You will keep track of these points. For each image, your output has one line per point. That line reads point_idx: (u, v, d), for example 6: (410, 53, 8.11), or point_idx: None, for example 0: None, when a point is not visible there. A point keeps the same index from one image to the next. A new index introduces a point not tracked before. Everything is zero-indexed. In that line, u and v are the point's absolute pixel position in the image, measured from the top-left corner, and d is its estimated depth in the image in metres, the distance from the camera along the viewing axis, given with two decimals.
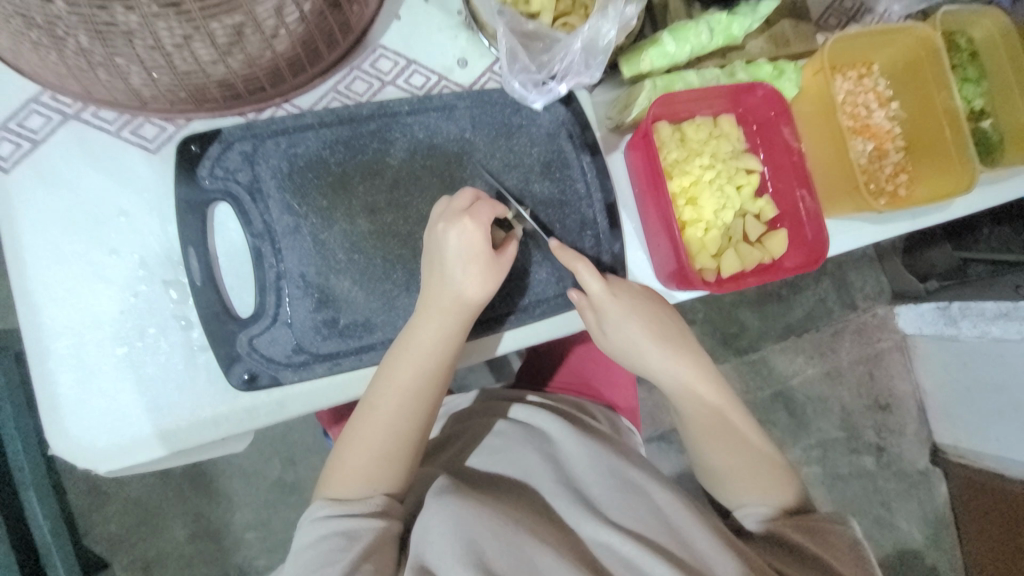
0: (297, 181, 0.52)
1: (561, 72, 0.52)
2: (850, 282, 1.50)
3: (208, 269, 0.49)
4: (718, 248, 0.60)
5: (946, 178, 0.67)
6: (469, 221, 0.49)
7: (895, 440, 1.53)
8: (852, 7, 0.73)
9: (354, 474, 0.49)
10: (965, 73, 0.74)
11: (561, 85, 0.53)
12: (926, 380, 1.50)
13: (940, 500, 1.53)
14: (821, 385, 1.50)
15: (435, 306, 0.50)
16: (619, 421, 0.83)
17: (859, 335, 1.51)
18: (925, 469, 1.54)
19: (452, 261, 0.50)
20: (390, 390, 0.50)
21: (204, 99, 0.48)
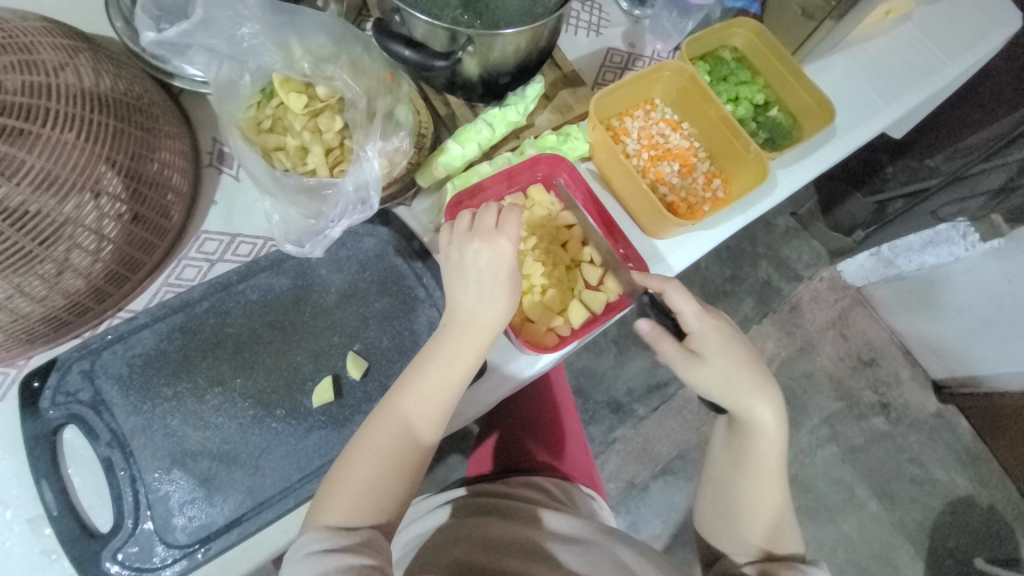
0: (140, 380, 0.54)
1: (338, 214, 0.57)
2: (788, 257, 1.54)
3: (63, 497, 0.50)
4: (562, 303, 0.64)
5: (749, 172, 0.73)
6: (498, 240, 0.55)
7: (895, 391, 1.51)
8: (622, 60, 0.83)
9: (342, 511, 0.50)
10: (740, 77, 0.83)
11: (338, 225, 0.58)
12: (897, 324, 1.51)
13: (966, 437, 1.50)
14: (800, 364, 1.49)
15: (460, 327, 0.54)
16: (573, 489, 0.80)
17: (817, 303, 1.53)
18: (938, 410, 1.51)
19: (475, 276, 0.55)
20: (360, 469, 0.51)
21: (35, 335, 0.53)
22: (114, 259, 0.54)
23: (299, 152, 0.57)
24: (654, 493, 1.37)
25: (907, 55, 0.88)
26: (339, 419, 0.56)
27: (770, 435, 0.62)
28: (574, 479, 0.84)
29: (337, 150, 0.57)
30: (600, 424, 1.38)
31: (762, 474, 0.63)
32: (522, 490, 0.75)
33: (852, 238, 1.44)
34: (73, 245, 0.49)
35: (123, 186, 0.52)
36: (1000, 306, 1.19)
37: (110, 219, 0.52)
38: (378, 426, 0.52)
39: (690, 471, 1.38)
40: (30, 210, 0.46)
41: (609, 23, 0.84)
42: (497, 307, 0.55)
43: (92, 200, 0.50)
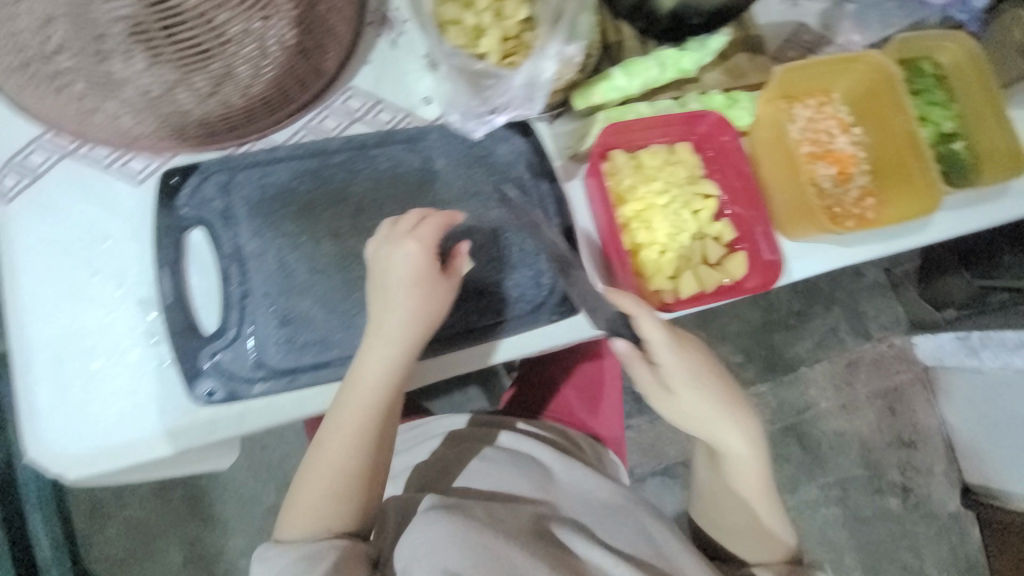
0: (267, 209, 0.56)
1: (502, 105, 0.56)
2: (863, 312, 1.43)
3: (178, 288, 0.52)
4: (675, 270, 0.61)
5: (912, 201, 0.67)
6: (407, 251, 0.52)
7: (921, 479, 1.42)
8: (811, 40, 0.75)
9: (311, 506, 0.55)
10: (932, 97, 0.74)
11: (498, 117, 0.58)
12: (952, 415, 1.40)
13: (974, 547, 1.41)
14: (837, 420, 1.40)
15: (378, 333, 0.53)
16: (602, 452, 0.84)
17: (876, 367, 1.43)
18: (956, 511, 1.42)
19: (395, 285, 0.53)
20: (349, 418, 0.53)
21: (185, 136, 0.53)
22: (267, 84, 0.53)
23: (474, 32, 0.54)
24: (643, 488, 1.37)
25: None
26: None
27: (750, 455, 0.64)
28: (602, 442, 0.87)
29: (513, 41, 0.54)
30: None
31: (744, 489, 0.65)
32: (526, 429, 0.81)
33: (941, 316, 1.32)
34: (243, 56, 0.47)
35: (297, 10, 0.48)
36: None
37: (273, 45, 0.49)
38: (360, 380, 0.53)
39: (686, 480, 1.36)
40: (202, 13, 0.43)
41: None
42: (396, 309, 0.53)
43: (262, 21, 0.46)
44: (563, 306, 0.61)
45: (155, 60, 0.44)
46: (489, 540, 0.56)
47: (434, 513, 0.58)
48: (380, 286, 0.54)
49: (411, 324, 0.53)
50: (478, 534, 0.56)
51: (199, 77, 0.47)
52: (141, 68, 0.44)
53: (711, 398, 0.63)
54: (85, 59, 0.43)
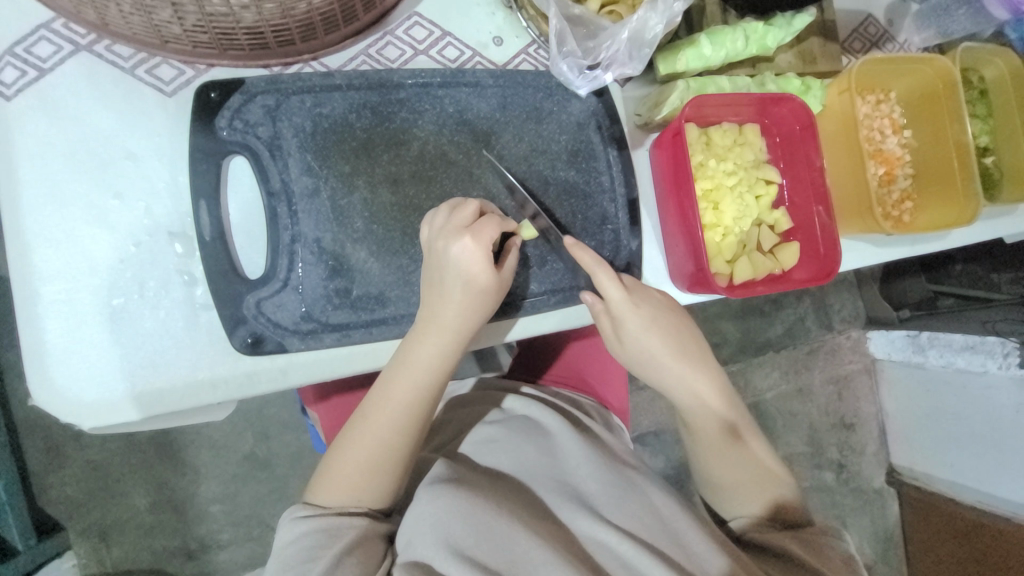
0: (319, 143, 0.50)
1: (605, 61, 0.51)
2: (830, 305, 1.48)
3: (218, 225, 0.47)
4: (732, 254, 0.61)
5: (948, 209, 0.70)
6: (473, 241, 0.48)
7: (856, 458, 1.53)
8: (875, 33, 0.75)
9: (342, 485, 0.51)
10: (974, 110, 0.76)
11: (604, 75, 0.52)
12: (890, 404, 1.51)
13: (892, 520, 1.54)
14: (793, 401, 1.49)
15: (435, 323, 0.49)
16: (613, 421, 0.79)
17: (832, 356, 1.50)
18: (880, 487, 1.55)
19: (455, 275, 0.49)
20: (397, 396, 0.50)
21: (230, 45, 0.46)
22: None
23: None
24: None
25: None
26: None
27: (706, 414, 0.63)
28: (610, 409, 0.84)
29: None
30: None
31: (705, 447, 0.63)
32: (530, 393, 0.74)
33: (897, 314, 1.38)
34: None
35: None
36: (996, 427, 1.24)
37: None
38: (410, 356, 0.50)
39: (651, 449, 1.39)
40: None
41: None
42: (455, 300, 0.49)
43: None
44: (624, 278, 0.60)
45: None
46: (489, 516, 0.51)
47: (439, 485, 0.53)
48: (437, 274, 0.50)
49: (472, 315, 0.50)
50: (480, 511, 0.51)
51: None
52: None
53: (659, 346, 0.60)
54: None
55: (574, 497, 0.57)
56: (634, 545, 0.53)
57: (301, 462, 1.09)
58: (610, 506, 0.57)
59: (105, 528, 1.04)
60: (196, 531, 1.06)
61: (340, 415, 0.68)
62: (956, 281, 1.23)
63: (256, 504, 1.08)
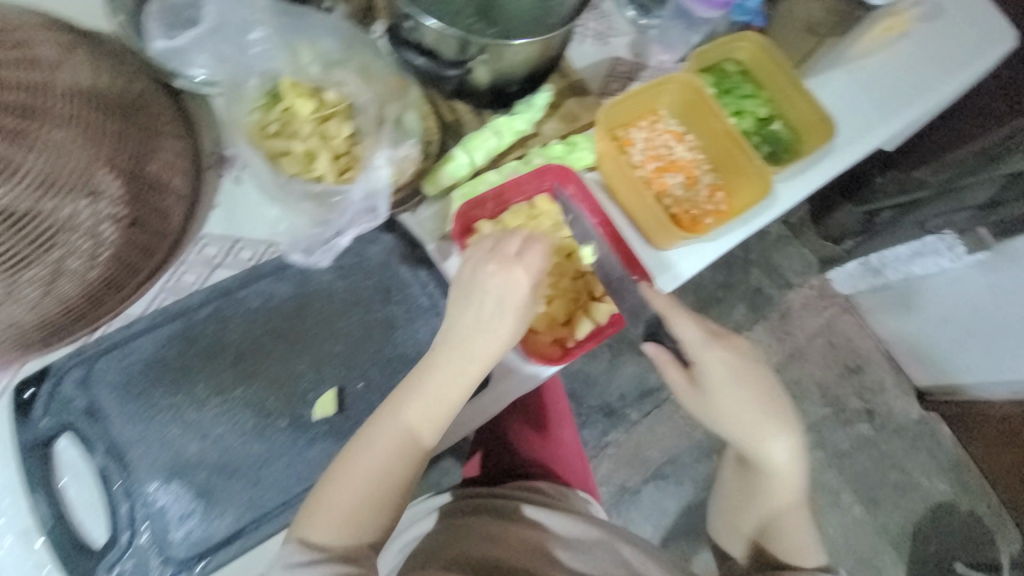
0: (137, 389, 0.53)
1: (347, 222, 0.58)
2: (778, 265, 1.50)
3: (57, 508, 0.49)
4: (567, 314, 0.64)
5: (752, 186, 0.74)
6: (518, 268, 0.56)
7: (879, 399, 1.48)
8: (628, 69, 0.84)
9: (335, 516, 0.51)
10: (743, 91, 0.83)
11: (342, 238, 0.59)
12: (882, 331, 1.47)
13: (948, 444, 1.46)
14: (790, 370, 1.46)
15: (462, 351, 0.54)
16: (572, 492, 0.80)
17: (808, 309, 1.49)
18: (921, 417, 1.47)
19: (495, 300, 0.55)
20: (404, 447, 0.53)
21: (31, 342, 0.51)
22: (102, 268, 0.51)
23: (305, 158, 0.56)
24: (642, 499, 1.29)
25: (906, 73, 0.86)
26: (341, 431, 0.56)
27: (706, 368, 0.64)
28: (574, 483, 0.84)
29: (346, 157, 0.56)
30: (593, 428, 1.29)
31: (712, 391, 0.64)
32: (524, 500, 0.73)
33: (843, 247, 1.43)
34: (79, 240, 0.48)
35: (123, 189, 0.51)
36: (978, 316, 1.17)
37: (99, 226, 0.49)
38: (403, 411, 0.53)
39: (677, 479, 1.31)
40: (24, 216, 0.45)
41: (615, 32, 0.85)
42: (482, 331, 0.55)
43: (78, 206, 0.47)
44: None
45: None
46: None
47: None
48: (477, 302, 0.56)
49: (492, 345, 0.55)
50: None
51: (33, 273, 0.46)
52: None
53: (752, 403, 0.64)
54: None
55: None
56: None
57: None
58: None
59: None
60: None
61: None
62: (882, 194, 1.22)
63: None
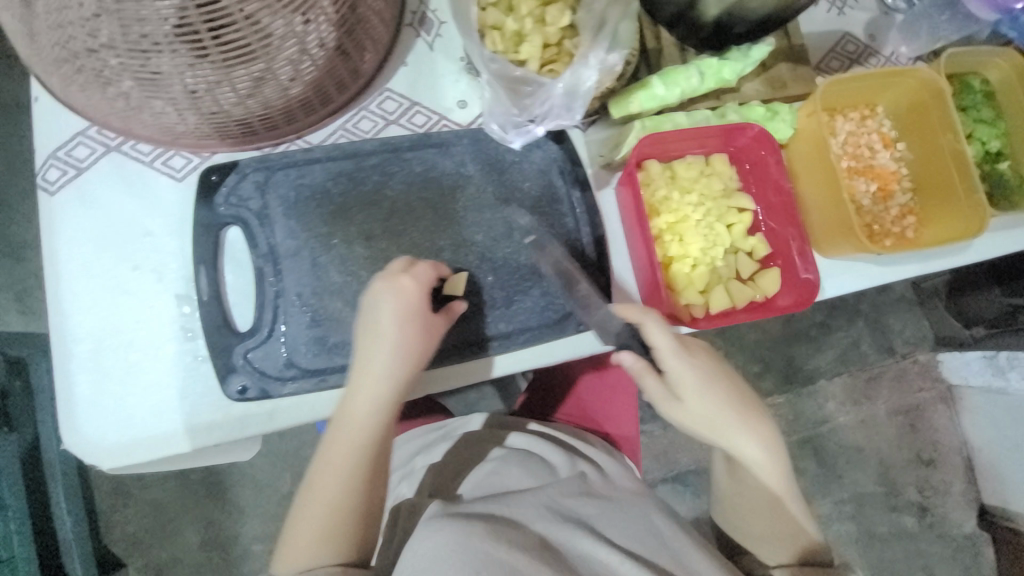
0: (301, 209, 0.56)
1: (541, 115, 0.56)
2: (888, 325, 1.33)
3: (215, 285, 0.54)
4: (706, 284, 0.61)
5: (957, 221, 0.64)
6: (399, 282, 0.52)
7: (938, 500, 1.32)
8: (855, 50, 0.73)
9: (303, 543, 0.51)
10: (979, 115, 0.69)
11: (540, 127, 0.58)
12: (975, 435, 1.30)
13: (990, 572, 1.31)
14: (854, 434, 1.31)
15: (365, 365, 0.51)
16: (617, 453, 0.80)
17: (899, 382, 1.32)
18: (971, 533, 1.32)
19: (385, 320, 0.51)
20: (341, 447, 0.51)
21: (227, 134, 0.54)
22: (303, 87, 0.53)
23: (514, 39, 0.53)
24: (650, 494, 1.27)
25: None
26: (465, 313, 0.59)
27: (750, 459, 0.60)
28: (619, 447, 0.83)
29: (555, 48, 0.53)
30: None
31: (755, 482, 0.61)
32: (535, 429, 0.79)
33: (970, 333, 1.22)
34: (289, 55, 0.48)
35: (336, 13, 0.49)
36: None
37: (306, 50, 0.49)
38: (362, 398, 0.51)
39: (696, 489, 1.27)
40: (231, 15, 0.43)
41: (860, 5, 0.74)
42: (387, 344, 0.51)
43: (299, 23, 0.46)
44: None
45: (193, 63, 0.45)
46: (486, 544, 0.52)
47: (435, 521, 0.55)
48: (370, 325, 0.52)
49: (399, 359, 0.51)
50: (476, 539, 0.53)
51: (241, 74, 0.47)
52: (173, 68, 0.45)
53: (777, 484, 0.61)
54: (124, 59, 0.44)
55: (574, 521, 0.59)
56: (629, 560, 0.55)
57: None
58: (606, 524, 0.60)
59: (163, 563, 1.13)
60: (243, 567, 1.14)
61: None
62: None
63: None
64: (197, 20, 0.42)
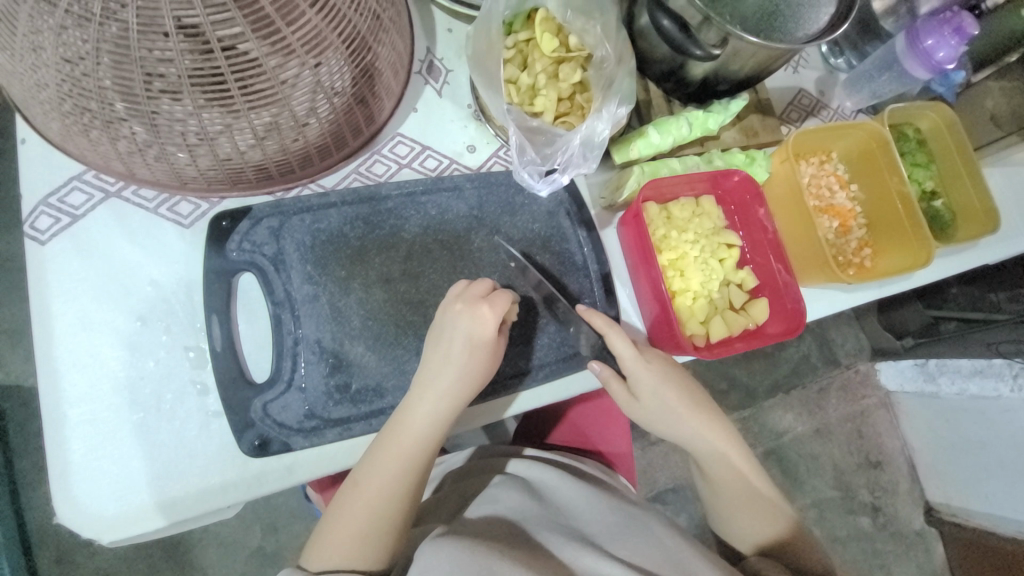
0: (318, 255, 0.57)
1: (562, 163, 0.57)
2: (831, 340, 1.41)
3: (229, 337, 0.53)
4: (705, 316, 0.65)
5: (906, 253, 0.74)
6: (483, 307, 0.53)
7: (888, 499, 1.39)
8: (809, 103, 0.84)
9: (338, 545, 0.51)
10: (915, 159, 0.81)
11: (563, 176, 0.59)
12: (912, 437, 1.39)
13: (938, 564, 1.38)
14: (811, 443, 1.37)
15: (438, 390, 0.53)
16: (616, 475, 0.78)
17: (844, 392, 1.40)
18: (920, 529, 1.40)
19: (457, 344, 0.53)
20: (394, 461, 0.52)
21: (239, 180, 0.53)
22: (320, 129, 0.52)
23: (530, 92, 0.57)
24: None
25: None
26: None
27: (705, 452, 0.65)
28: (615, 469, 0.82)
29: (567, 102, 0.58)
30: None
31: (727, 481, 0.64)
32: (532, 455, 0.73)
33: (900, 342, 1.31)
34: (304, 99, 0.48)
35: (350, 61, 0.49)
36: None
37: (324, 90, 0.49)
38: (422, 421, 0.53)
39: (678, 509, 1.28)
40: (259, 65, 0.43)
41: (810, 64, 0.84)
42: (454, 369, 0.53)
43: (313, 67, 0.46)
44: None
45: (207, 106, 0.44)
46: (487, 556, 0.49)
47: (443, 538, 0.52)
48: (440, 348, 0.54)
49: (465, 383, 0.54)
50: (482, 557, 0.49)
51: (257, 118, 0.47)
52: (190, 110, 0.44)
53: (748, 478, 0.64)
54: (135, 103, 0.43)
55: (577, 537, 0.57)
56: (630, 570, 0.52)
57: None
58: (614, 543, 0.57)
59: None
60: None
61: None
62: (955, 304, 1.16)
63: None
64: (221, 63, 0.41)
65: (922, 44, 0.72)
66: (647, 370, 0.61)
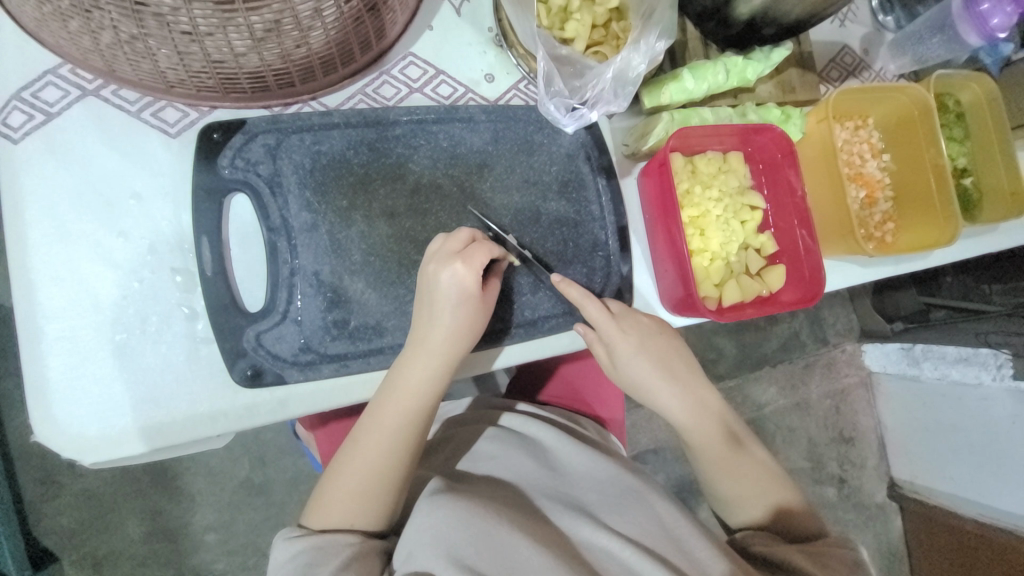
0: (319, 180, 0.52)
1: (592, 98, 0.53)
2: (824, 319, 1.41)
3: (220, 261, 0.49)
4: (720, 278, 0.63)
5: (930, 229, 0.71)
6: (459, 266, 0.50)
7: (856, 473, 1.44)
8: (852, 62, 0.78)
9: (336, 506, 0.51)
10: (951, 133, 0.77)
11: (591, 112, 0.55)
12: (888, 417, 1.42)
13: (894, 535, 1.45)
14: (791, 416, 1.40)
15: (423, 347, 0.51)
16: (607, 435, 0.78)
17: (829, 370, 1.41)
18: (882, 502, 1.46)
19: (443, 302, 0.50)
20: (387, 421, 0.51)
21: (232, 88, 0.48)
22: (325, 38, 0.46)
23: (561, 14, 0.52)
24: None
25: None
26: None
27: (681, 419, 0.62)
28: (607, 428, 0.82)
29: (602, 30, 0.53)
30: None
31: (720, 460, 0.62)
32: (526, 409, 0.73)
33: (890, 326, 1.32)
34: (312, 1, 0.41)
35: None
36: (997, 442, 1.14)
37: None
38: (410, 380, 0.51)
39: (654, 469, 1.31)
40: None
41: (858, 19, 0.78)
42: (443, 326, 0.51)
43: None
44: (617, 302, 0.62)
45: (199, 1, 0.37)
46: (488, 524, 0.49)
47: (440, 496, 0.51)
48: (427, 305, 0.51)
49: (456, 341, 0.51)
50: (479, 521, 0.49)
51: (257, 19, 0.40)
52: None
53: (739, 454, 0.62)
54: None
55: (574, 506, 0.56)
56: (633, 546, 0.51)
57: (296, 486, 1.07)
58: (609, 513, 0.56)
59: (99, 558, 1.02)
60: (192, 559, 1.04)
61: (339, 438, 0.69)
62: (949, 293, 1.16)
63: (253, 532, 1.06)
64: None
65: (978, 7, 0.66)
66: (623, 338, 0.58)
